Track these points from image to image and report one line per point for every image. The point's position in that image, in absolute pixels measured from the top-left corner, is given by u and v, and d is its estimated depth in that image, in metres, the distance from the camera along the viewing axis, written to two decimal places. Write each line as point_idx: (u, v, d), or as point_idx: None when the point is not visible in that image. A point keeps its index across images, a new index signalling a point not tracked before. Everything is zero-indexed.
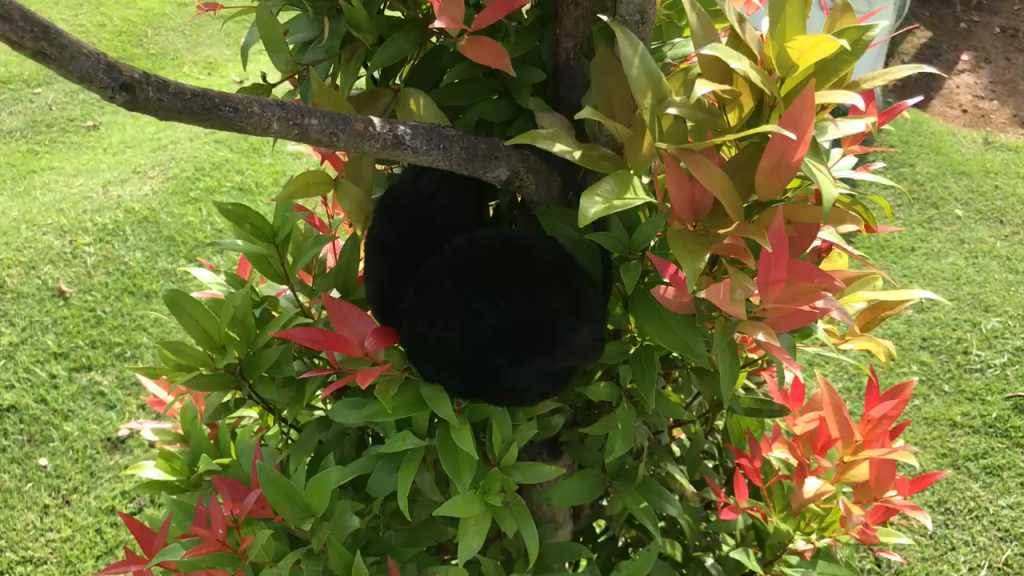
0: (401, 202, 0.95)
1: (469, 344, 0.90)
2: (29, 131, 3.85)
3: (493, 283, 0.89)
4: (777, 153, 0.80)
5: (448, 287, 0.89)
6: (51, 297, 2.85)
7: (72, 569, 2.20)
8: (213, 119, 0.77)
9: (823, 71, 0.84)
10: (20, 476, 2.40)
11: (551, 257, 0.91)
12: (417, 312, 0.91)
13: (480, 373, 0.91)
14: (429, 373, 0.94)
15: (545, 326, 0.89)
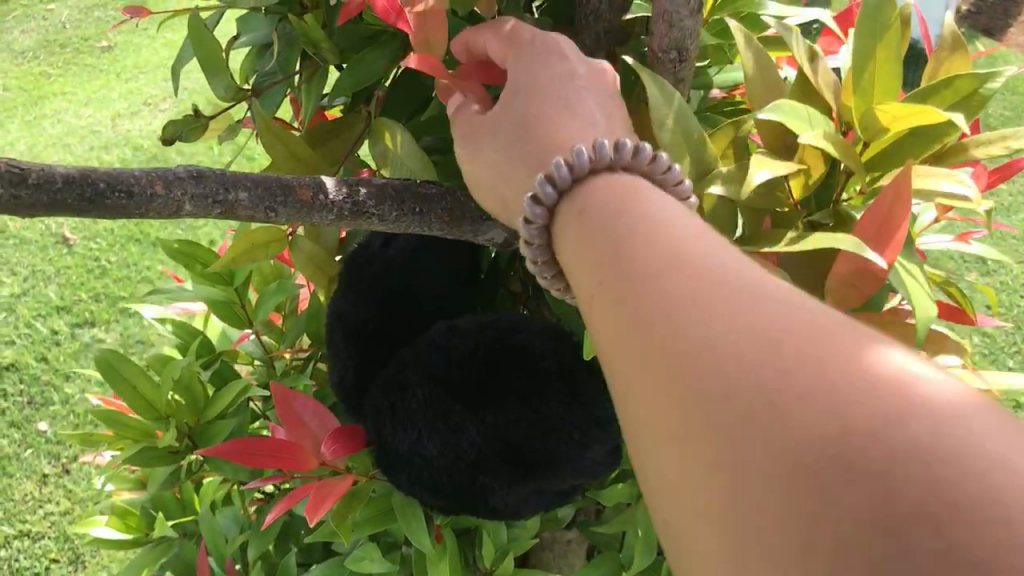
0: (368, 273, 0.75)
1: (447, 464, 0.71)
2: (41, 51, 3.62)
3: (476, 391, 0.70)
4: (854, 260, 0.60)
5: (421, 395, 0.70)
6: (55, 245, 2.70)
7: (71, 546, 2.10)
8: (98, 210, 0.58)
9: (923, 134, 0.62)
10: (19, 442, 2.28)
11: (555, 363, 0.71)
12: (385, 418, 0.73)
13: (466, 494, 0.73)
14: (403, 486, 0.76)
15: (543, 448, 0.70)
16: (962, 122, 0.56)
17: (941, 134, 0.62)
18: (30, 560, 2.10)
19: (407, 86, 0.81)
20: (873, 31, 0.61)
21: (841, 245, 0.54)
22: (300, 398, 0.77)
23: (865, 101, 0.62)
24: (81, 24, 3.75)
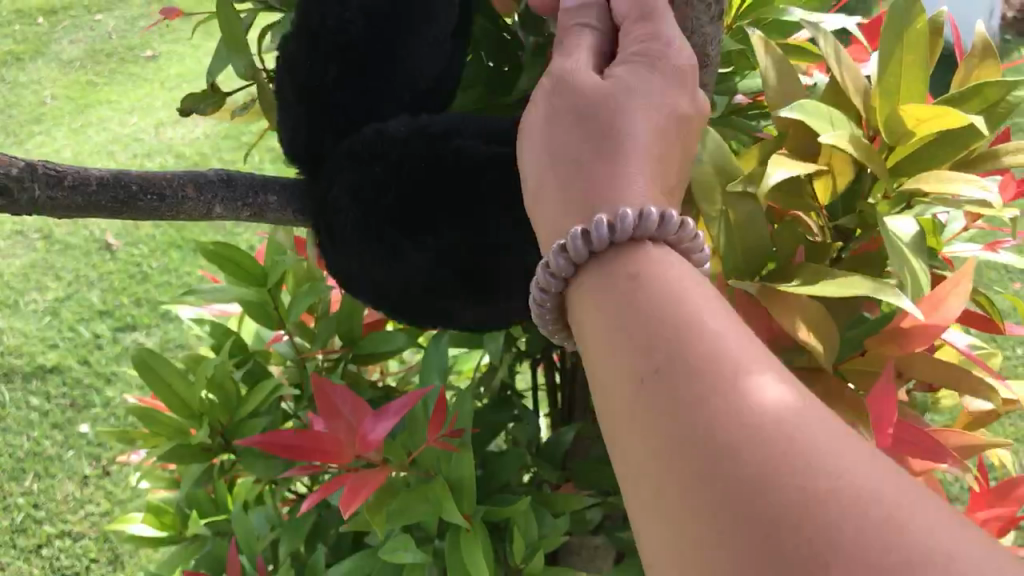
0: (315, 29, 0.64)
1: (400, 284, 0.68)
2: (89, 61, 3.69)
3: (410, 207, 0.64)
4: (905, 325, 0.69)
5: (374, 217, 0.65)
6: (99, 250, 2.76)
7: (110, 547, 2.13)
8: (130, 211, 0.59)
9: (949, 139, 0.64)
10: (61, 443, 2.33)
11: (500, 175, 0.65)
12: (337, 234, 0.67)
13: (424, 309, 0.71)
14: (332, 258, 0.71)
15: (502, 280, 0.68)
16: (980, 125, 0.58)
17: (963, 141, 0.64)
18: (70, 558, 2.13)
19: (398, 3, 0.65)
20: (898, 34, 0.63)
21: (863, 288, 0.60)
22: (337, 391, 0.79)
23: (890, 102, 0.64)
24: (126, 34, 3.83)
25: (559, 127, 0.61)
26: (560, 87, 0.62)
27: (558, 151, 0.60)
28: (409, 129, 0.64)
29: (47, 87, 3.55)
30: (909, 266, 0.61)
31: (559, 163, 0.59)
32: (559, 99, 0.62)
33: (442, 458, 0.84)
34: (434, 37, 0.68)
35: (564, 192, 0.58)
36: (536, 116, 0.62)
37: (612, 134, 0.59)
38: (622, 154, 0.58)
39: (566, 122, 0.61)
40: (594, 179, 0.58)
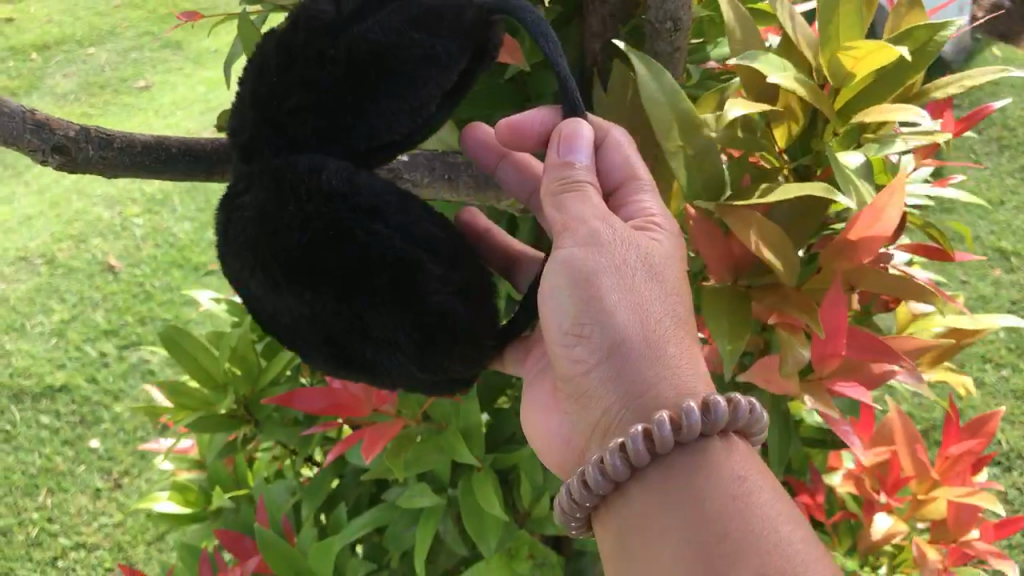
0: (297, 55, 0.65)
1: (273, 306, 0.69)
2: (83, 93, 3.76)
3: (303, 268, 0.64)
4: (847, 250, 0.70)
5: (267, 250, 0.64)
6: (101, 272, 2.82)
7: (124, 556, 2.18)
8: (172, 171, 0.67)
9: (888, 79, 0.73)
10: (72, 458, 2.38)
11: (401, 270, 0.63)
12: (235, 241, 0.67)
13: (292, 335, 0.71)
14: (220, 242, 0.71)
15: (363, 348, 0.68)
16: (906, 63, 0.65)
17: (900, 78, 0.73)
18: (86, 568, 2.17)
19: (379, 53, 0.62)
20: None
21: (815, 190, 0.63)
22: None
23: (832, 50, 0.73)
24: (119, 66, 3.91)
25: (602, 306, 0.72)
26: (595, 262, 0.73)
27: (605, 333, 0.72)
28: (340, 183, 0.63)
29: None
30: (858, 184, 0.65)
31: (606, 346, 0.72)
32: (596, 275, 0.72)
33: (452, 409, 0.91)
34: (413, 104, 0.65)
35: (617, 374, 0.72)
36: (573, 285, 0.73)
37: (634, 280, 0.73)
38: (661, 331, 0.72)
39: (605, 299, 0.72)
40: (644, 363, 0.71)
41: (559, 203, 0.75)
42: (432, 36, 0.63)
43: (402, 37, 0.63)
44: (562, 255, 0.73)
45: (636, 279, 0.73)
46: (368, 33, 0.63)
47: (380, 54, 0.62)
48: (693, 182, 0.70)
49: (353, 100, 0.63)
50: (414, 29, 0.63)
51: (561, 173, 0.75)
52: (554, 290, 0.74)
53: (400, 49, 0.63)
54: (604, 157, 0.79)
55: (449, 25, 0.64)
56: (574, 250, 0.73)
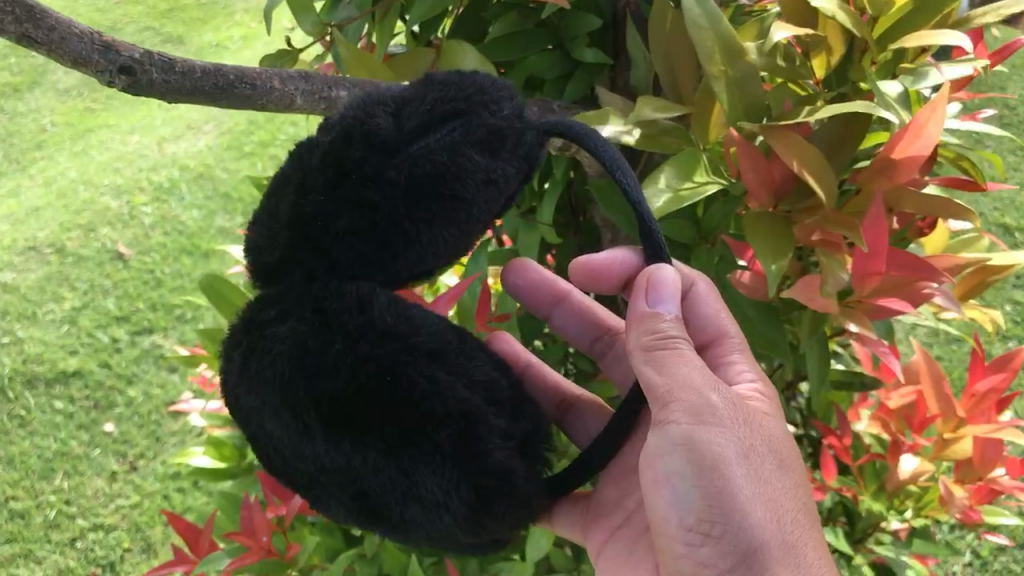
0: (350, 171, 0.61)
1: (292, 450, 0.63)
2: (85, 87, 3.76)
3: (355, 416, 0.59)
4: (886, 171, 0.70)
5: (300, 384, 0.59)
6: (111, 260, 2.84)
7: (142, 536, 2.18)
8: (229, 98, 0.68)
9: (928, 7, 0.74)
10: (87, 442, 2.38)
11: (464, 426, 0.59)
12: (257, 378, 0.62)
13: (310, 482, 0.65)
14: (234, 379, 0.65)
15: (398, 509, 0.62)
16: None
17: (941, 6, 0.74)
18: (105, 549, 2.18)
19: (440, 175, 0.60)
20: None
21: (856, 108, 0.64)
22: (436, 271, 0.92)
23: None
24: None
25: (731, 499, 0.68)
26: (721, 441, 0.68)
27: (742, 534, 0.67)
28: (396, 320, 0.60)
29: (46, 113, 3.60)
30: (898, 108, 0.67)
31: (740, 549, 0.67)
32: (724, 463, 0.68)
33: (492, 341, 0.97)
34: (462, 229, 0.63)
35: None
36: (697, 467, 0.68)
37: (748, 462, 0.69)
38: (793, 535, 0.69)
39: (736, 492, 0.68)
40: (784, 566, 0.66)
41: (653, 359, 0.68)
42: (493, 158, 0.62)
43: (460, 158, 0.61)
44: (676, 427, 0.68)
45: (759, 454, 0.70)
46: (430, 156, 0.60)
47: (441, 177, 0.60)
48: (736, 107, 0.72)
49: (408, 223, 0.61)
50: (475, 150, 0.61)
51: (650, 327, 0.70)
52: (673, 474, 0.70)
53: (462, 172, 0.61)
54: (692, 307, 0.77)
55: (510, 146, 0.63)
56: (690, 422, 0.67)
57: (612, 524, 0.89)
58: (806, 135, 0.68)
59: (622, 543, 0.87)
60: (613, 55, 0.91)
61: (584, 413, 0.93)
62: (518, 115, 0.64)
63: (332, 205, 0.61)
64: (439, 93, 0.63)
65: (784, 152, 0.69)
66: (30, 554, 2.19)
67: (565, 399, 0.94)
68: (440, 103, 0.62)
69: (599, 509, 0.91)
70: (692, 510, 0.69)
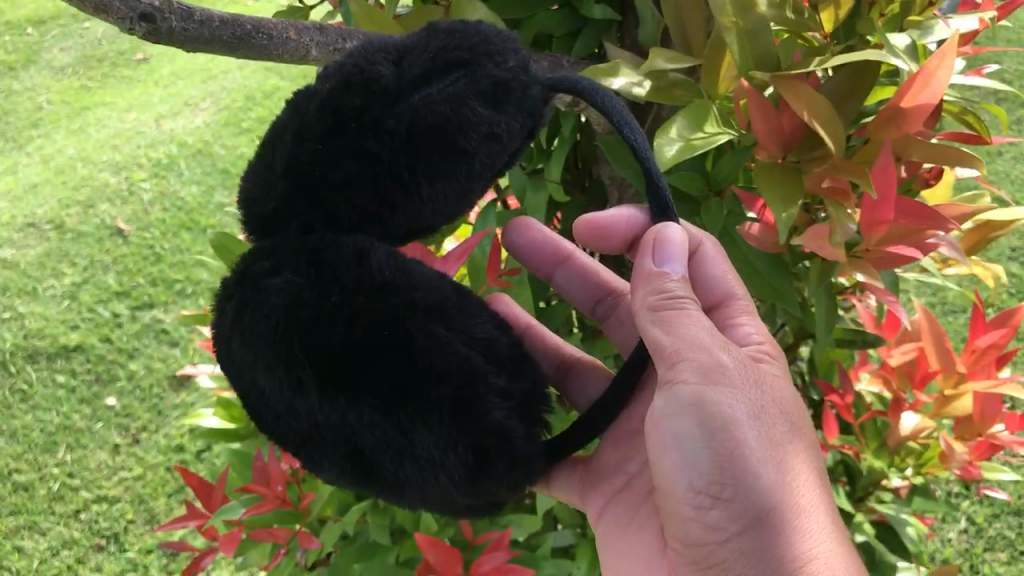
0: (349, 121, 0.59)
1: (282, 409, 0.59)
2: (80, 65, 3.75)
3: (353, 372, 0.57)
4: (894, 120, 0.72)
5: (295, 338, 0.56)
6: (110, 236, 2.84)
7: (146, 508, 2.19)
8: (247, 48, 0.69)
9: None
10: (89, 416, 2.39)
11: (465, 383, 0.57)
12: (244, 332, 0.59)
13: (297, 443, 0.62)
14: (224, 334, 0.61)
15: (392, 469, 0.60)
16: None
17: None
18: (108, 521, 2.17)
19: (443, 125, 0.59)
20: None
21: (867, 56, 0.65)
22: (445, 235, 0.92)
23: None
24: (116, 39, 3.91)
25: (741, 461, 0.70)
26: (733, 405, 0.70)
27: (750, 497, 0.70)
28: (394, 274, 0.58)
29: (42, 92, 3.59)
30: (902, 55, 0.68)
31: (751, 512, 0.70)
32: (733, 425, 0.70)
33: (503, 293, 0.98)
34: (462, 182, 0.62)
35: (762, 541, 0.69)
36: (707, 428, 0.70)
37: (756, 426, 0.71)
38: (800, 495, 0.71)
39: (747, 454, 0.70)
40: (792, 528, 0.69)
41: (661, 320, 0.69)
42: (497, 111, 0.60)
43: (464, 110, 0.59)
44: (685, 388, 0.69)
45: (767, 418, 0.72)
46: (431, 106, 0.58)
47: (444, 130, 0.59)
48: (746, 57, 0.73)
49: (408, 172, 0.59)
50: (478, 102, 0.60)
51: (658, 288, 0.69)
52: (684, 437, 0.71)
53: (466, 123, 0.59)
54: (696, 267, 0.78)
55: (514, 101, 0.62)
56: (700, 384, 0.69)
57: (611, 488, 0.90)
58: (815, 83, 0.69)
59: (623, 505, 0.88)
60: (620, 13, 0.92)
61: (584, 375, 0.95)
62: (523, 68, 0.63)
63: (332, 154, 0.59)
64: (442, 42, 0.61)
65: (794, 100, 0.70)
66: (35, 526, 2.18)
67: (566, 362, 0.95)
68: (444, 52, 0.60)
69: (598, 473, 0.91)
70: (702, 473, 0.71)
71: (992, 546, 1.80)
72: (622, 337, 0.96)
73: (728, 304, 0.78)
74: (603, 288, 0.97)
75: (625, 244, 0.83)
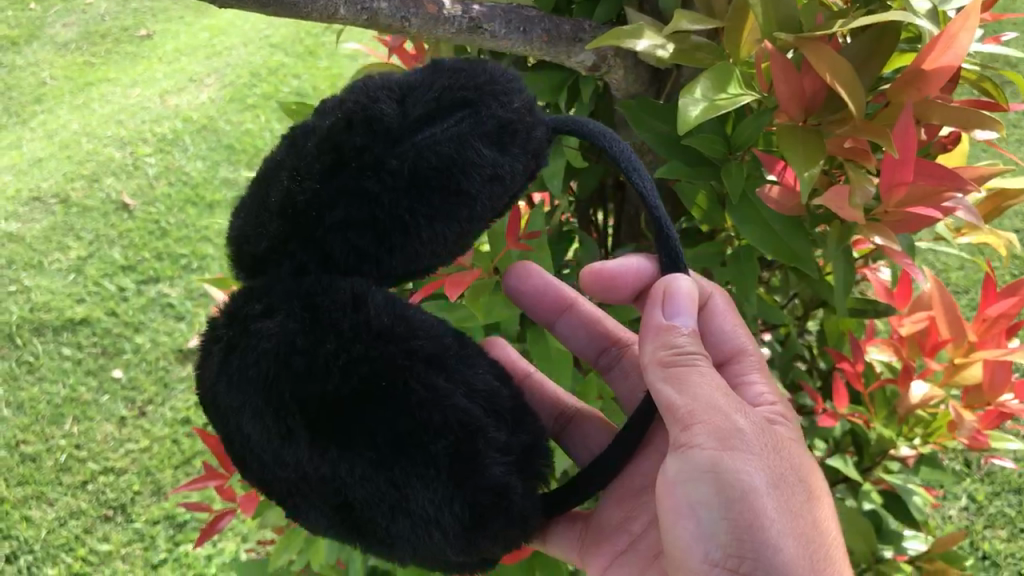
0: (350, 160, 0.58)
1: (268, 459, 0.56)
2: (83, 41, 3.74)
3: (347, 428, 0.54)
4: (915, 83, 0.73)
5: (286, 386, 0.53)
6: (116, 211, 2.85)
7: (153, 480, 2.19)
8: (277, 6, 0.65)
9: None
10: (96, 388, 2.40)
11: (463, 439, 0.55)
12: (229, 378, 0.56)
13: (285, 494, 0.59)
14: (210, 378, 0.58)
15: (383, 524, 0.56)
16: None
17: None
18: (115, 492, 2.18)
19: (446, 167, 0.57)
20: None
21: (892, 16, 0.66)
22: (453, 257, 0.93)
23: None
24: (119, 15, 3.90)
25: (760, 531, 0.67)
26: (749, 473, 0.68)
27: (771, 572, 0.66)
28: (392, 321, 0.56)
29: (46, 68, 3.59)
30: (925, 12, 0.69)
31: None
32: (753, 494, 0.68)
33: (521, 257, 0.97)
34: (463, 226, 0.60)
35: None
36: (724, 496, 0.68)
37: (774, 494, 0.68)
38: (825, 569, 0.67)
39: (767, 524, 0.67)
40: None
41: (675, 376, 0.70)
42: (501, 153, 0.59)
43: (467, 151, 0.58)
44: (701, 452, 0.69)
45: (784, 483, 0.69)
46: (436, 146, 0.57)
47: (447, 171, 0.57)
48: (771, 19, 0.74)
49: (409, 216, 0.57)
50: (483, 143, 0.58)
51: (666, 341, 0.72)
52: (700, 505, 0.70)
53: (469, 165, 0.58)
54: (710, 322, 0.83)
55: (519, 142, 0.60)
56: (716, 449, 0.69)
57: (613, 548, 0.87)
58: (839, 47, 0.70)
59: (628, 567, 0.85)
60: None
61: (583, 426, 0.92)
62: (528, 107, 0.62)
63: (329, 194, 0.57)
64: (448, 81, 0.60)
65: (818, 61, 0.71)
66: (42, 497, 2.19)
67: (566, 412, 0.93)
68: (449, 91, 0.59)
69: (598, 531, 0.88)
70: (720, 540, 0.69)
71: (992, 523, 1.81)
72: (630, 387, 0.95)
73: (740, 359, 0.82)
74: (609, 339, 0.96)
75: (633, 294, 0.86)
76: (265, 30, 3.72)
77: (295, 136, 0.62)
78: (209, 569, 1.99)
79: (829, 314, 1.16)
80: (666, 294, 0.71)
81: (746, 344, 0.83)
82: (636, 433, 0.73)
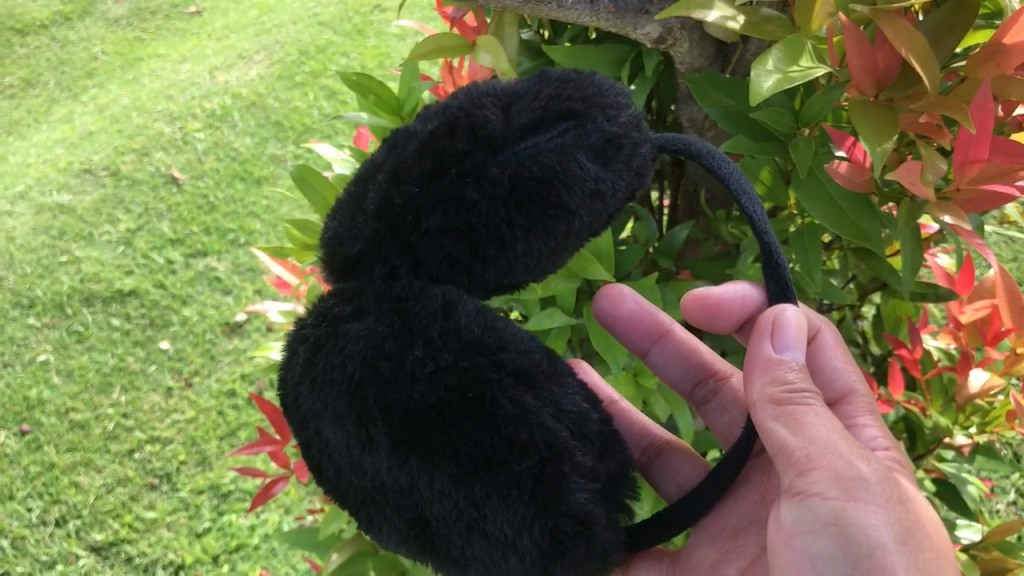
0: (450, 166, 0.53)
1: (346, 462, 0.54)
2: (134, 18, 3.77)
3: (429, 449, 0.50)
4: (994, 57, 0.71)
5: (370, 391, 0.50)
6: (165, 184, 2.88)
7: (197, 450, 2.21)
8: None
9: None
10: (143, 358, 2.43)
11: (550, 463, 0.49)
12: (317, 380, 0.54)
13: (360, 503, 0.56)
14: (293, 379, 0.57)
15: (458, 543, 0.52)
16: None
17: None
18: (161, 461, 2.20)
19: (549, 179, 0.52)
20: None
21: None
22: None
23: None
24: None
25: None
26: (875, 527, 0.64)
27: None
28: (482, 332, 0.52)
29: (97, 43, 3.63)
30: None
31: None
32: (880, 551, 0.63)
33: None
34: (560, 242, 0.55)
35: None
36: (849, 553, 0.64)
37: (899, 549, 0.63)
38: None
39: None
40: None
41: (789, 417, 0.67)
42: (605, 168, 0.54)
43: (570, 163, 0.53)
44: (823, 502, 0.65)
45: (911, 540, 0.64)
46: (538, 157, 0.52)
47: (549, 183, 0.52)
48: None
49: (506, 227, 0.53)
50: (588, 157, 0.53)
51: (774, 373, 0.70)
52: (823, 559, 0.65)
53: (571, 178, 0.53)
54: (822, 360, 0.83)
55: (624, 158, 0.56)
56: (839, 499, 0.64)
57: None
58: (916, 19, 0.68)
59: None
60: None
61: (674, 456, 0.94)
62: (634, 123, 0.57)
63: (418, 189, 0.54)
64: (554, 90, 0.55)
65: (893, 35, 0.69)
66: (90, 463, 2.22)
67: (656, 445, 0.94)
68: (556, 100, 0.55)
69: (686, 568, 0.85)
70: None
71: None
72: (727, 423, 0.97)
73: (851, 399, 0.81)
74: (707, 371, 0.98)
75: (737, 322, 0.85)
76: (314, 8, 3.73)
77: (403, 133, 0.59)
78: (251, 539, 2.02)
79: (887, 298, 1.14)
80: (774, 326, 0.69)
81: (857, 384, 0.81)
82: (734, 465, 0.72)
